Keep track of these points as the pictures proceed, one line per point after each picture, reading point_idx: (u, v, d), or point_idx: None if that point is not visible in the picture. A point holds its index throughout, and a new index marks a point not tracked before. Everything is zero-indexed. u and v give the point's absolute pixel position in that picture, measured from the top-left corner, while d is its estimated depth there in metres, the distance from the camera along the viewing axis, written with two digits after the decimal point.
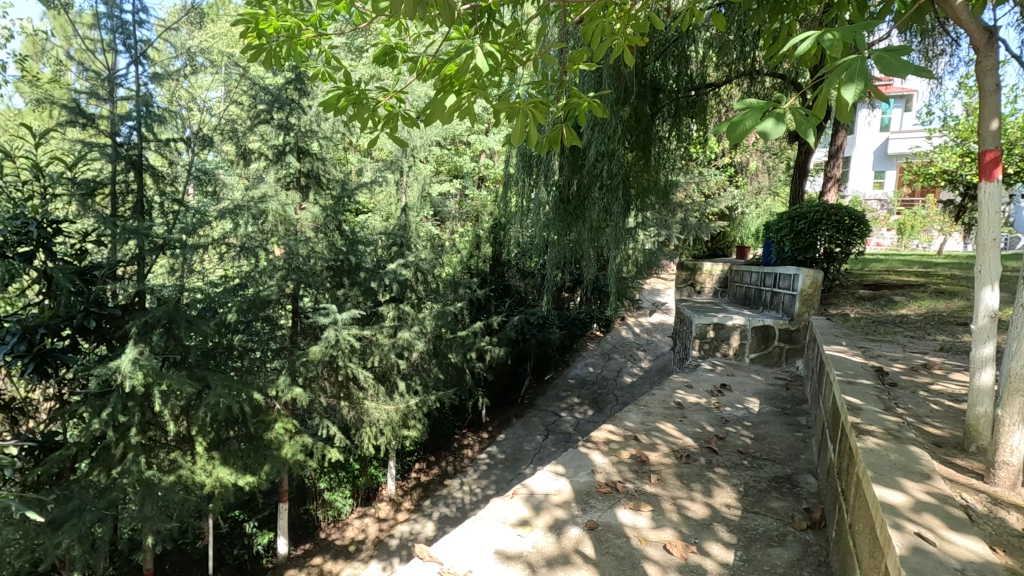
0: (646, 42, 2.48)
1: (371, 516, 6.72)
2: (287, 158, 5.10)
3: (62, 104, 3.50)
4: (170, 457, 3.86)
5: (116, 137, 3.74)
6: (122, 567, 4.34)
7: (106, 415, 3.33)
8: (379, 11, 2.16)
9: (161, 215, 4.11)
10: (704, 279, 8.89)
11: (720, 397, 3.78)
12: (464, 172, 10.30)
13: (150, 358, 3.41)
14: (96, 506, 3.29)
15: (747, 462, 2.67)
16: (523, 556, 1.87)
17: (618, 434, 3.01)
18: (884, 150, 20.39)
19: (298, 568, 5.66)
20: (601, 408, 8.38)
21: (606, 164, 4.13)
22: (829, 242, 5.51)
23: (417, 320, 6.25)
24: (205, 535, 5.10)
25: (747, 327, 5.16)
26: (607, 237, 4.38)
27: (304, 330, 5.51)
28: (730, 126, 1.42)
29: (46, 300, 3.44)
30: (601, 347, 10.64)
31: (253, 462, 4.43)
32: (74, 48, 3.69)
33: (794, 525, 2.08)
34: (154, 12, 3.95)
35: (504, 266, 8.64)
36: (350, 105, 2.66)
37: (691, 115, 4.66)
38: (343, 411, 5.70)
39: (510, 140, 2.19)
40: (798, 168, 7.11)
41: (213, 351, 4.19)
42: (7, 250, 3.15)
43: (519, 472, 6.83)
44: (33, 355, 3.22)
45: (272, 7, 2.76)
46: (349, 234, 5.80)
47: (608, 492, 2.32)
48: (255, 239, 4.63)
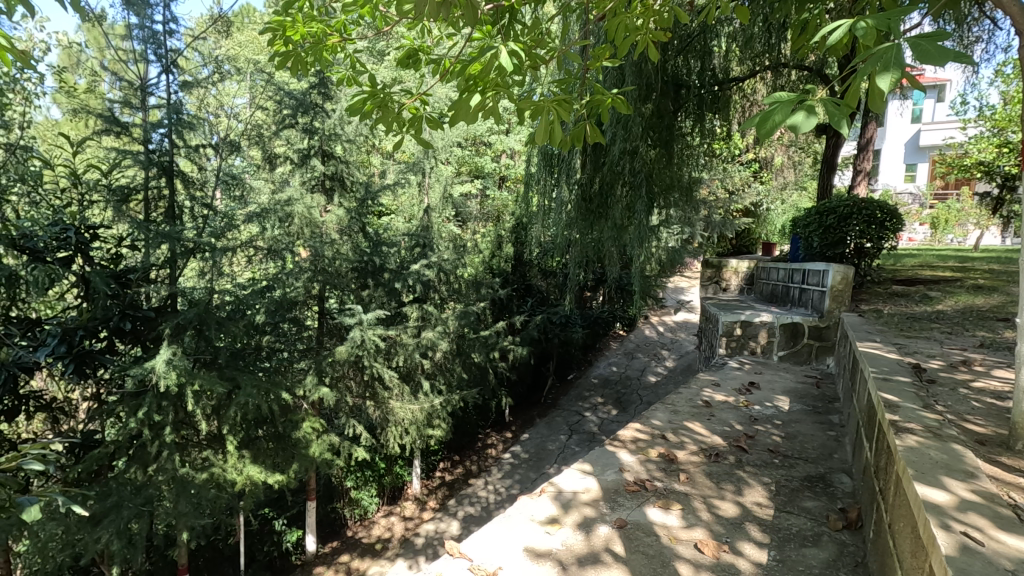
0: (670, 37, 2.42)
1: (396, 515, 6.79)
2: (312, 161, 5.18)
3: (98, 114, 3.64)
4: (202, 455, 3.94)
5: (148, 144, 3.86)
6: (157, 563, 4.47)
7: (141, 414, 3.42)
8: (403, 15, 2.17)
9: (191, 219, 4.16)
10: (730, 276, 8.74)
11: (748, 396, 3.72)
12: (485, 172, 10.31)
13: (183, 358, 3.49)
14: (134, 502, 3.40)
15: (779, 461, 2.62)
16: (553, 554, 1.86)
17: (645, 433, 2.98)
18: (916, 142, 19.81)
19: (326, 566, 5.75)
20: (625, 407, 8.31)
21: (628, 162, 4.09)
22: (859, 237, 5.36)
23: (441, 320, 6.31)
24: (236, 532, 5.21)
25: (776, 325, 5.07)
26: (630, 235, 4.34)
27: (330, 330, 5.61)
28: (760, 120, 1.39)
29: (84, 303, 3.60)
30: (624, 346, 10.56)
31: (282, 461, 4.51)
32: (108, 59, 3.79)
33: (829, 525, 2.03)
34: (184, 22, 4.03)
35: (526, 266, 8.67)
36: (375, 109, 2.70)
37: (715, 111, 4.58)
38: (368, 411, 5.77)
39: (533, 139, 2.18)
40: (826, 161, 6.94)
41: (243, 352, 4.27)
42: (47, 255, 3.34)
43: (543, 472, 6.82)
44: (73, 355, 3.38)
45: (299, 14, 2.81)
46: (373, 236, 5.88)
47: (636, 491, 2.31)
48: (281, 241, 4.73)
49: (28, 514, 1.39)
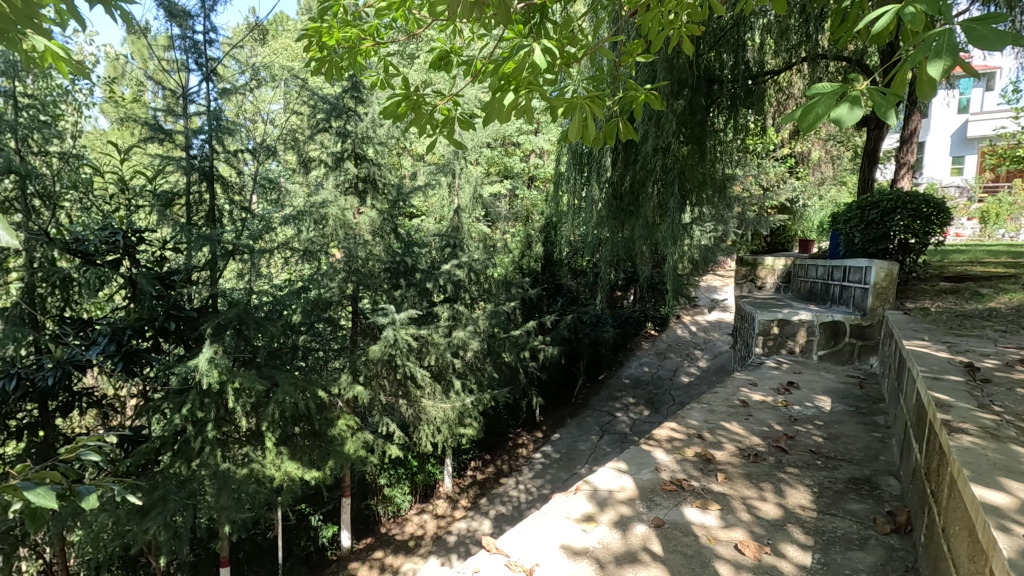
0: (705, 30, 2.35)
1: (428, 513, 6.85)
2: (345, 164, 5.26)
3: (143, 123, 3.80)
4: (243, 451, 4.04)
5: (190, 150, 3.98)
6: (201, 554, 4.62)
7: (185, 411, 3.55)
8: (436, 16, 2.18)
9: (231, 222, 4.28)
10: (765, 275, 8.53)
11: (787, 396, 3.62)
12: (514, 172, 10.32)
13: (224, 356, 3.61)
14: (179, 495, 3.53)
15: (821, 463, 2.55)
16: (590, 551, 1.86)
17: (681, 433, 2.93)
18: (963, 133, 18.98)
19: (361, 562, 5.85)
20: (657, 408, 8.21)
21: (660, 159, 4.04)
22: (904, 232, 5.16)
23: (471, 319, 6.37)
24: (275, 526, 5.36)
25: (815, 323, 4.94)
26: (662, 232, 4.29)
27: (363, 330, 5.70)
28: (801, 113, 1.34)
29: (131, 304, 3.83)
30: (655, 346, 10.45)
31: (318, 457, 4.60)
32: (151, 69, 3.94)
33: (876, 529, 1.97)
34: (223, 31, 4.12)
35: (555, 266, 8.66)
36: (408, 112, 2.73)
37: (749, 106, 4.49)
38: (401, 409, 5.85)
39: (567, 137, 2.16)
40: (867, 154, 6.71)
41: (280, 351, 4.39)
42: (98, 258, 3.62)
43: (575, 472, 6.80)
44: (122, 354, 3.58)
45: (334, 19, 2.88)
46: (405, 237, 5.95)
47: (674, 490, 2.28)
48: (316, 243, 4.84)
49: (89, 502, 1.45)
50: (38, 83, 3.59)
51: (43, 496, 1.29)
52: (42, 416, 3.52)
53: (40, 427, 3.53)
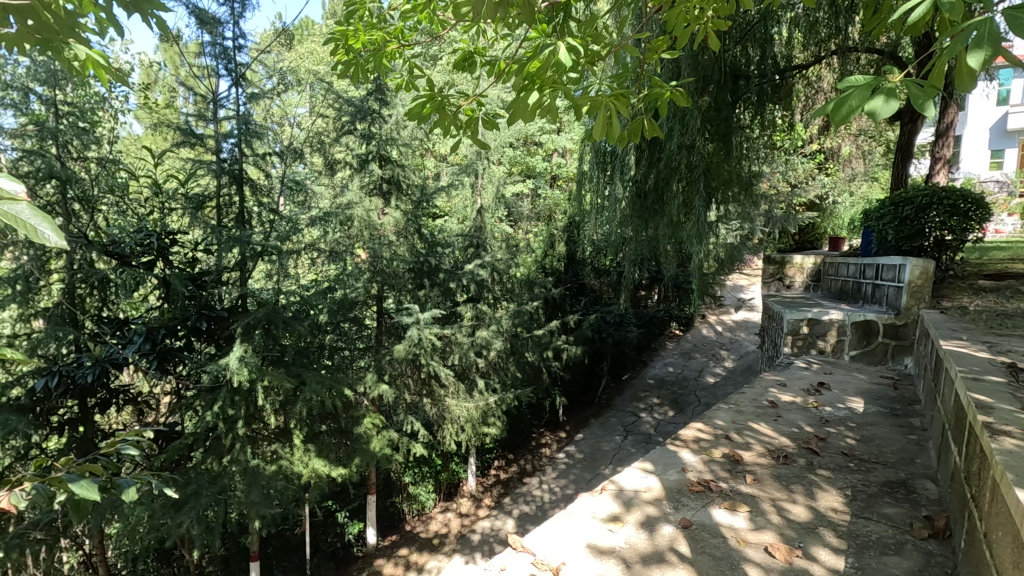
0: (732, 25, 2.31)
1: (452, 511, 6.90)
2: (370, 166, 5.33)
3: (176, 128, 3.91)
4: (272, 448, 4.12)
5: (220, 154, 4.07)
6: (232, 548, 4.73)
7: (216, 408, 3.64)
8: (461, 17, 2.19)
9: (260, 224, 4.37)
10: (794, 274, 8.35)
11: (818, 397, 3.55)
12: (537, 172, 10.31)
13: (254, 355, 3.69)
14: (211, 490, 3.62)
15: (854, 465, 2.49)
16: (616, 551, 1.85)
17: (707, 433, 2.89)
18: (1003, 125, 18.28)
19: (386, 558, 5.93)
20: (682, 408, 8.11)
21: (685, 157, 3.99)
22: (940, 228, 5.00)
23: (494, 319, 6.41)
24: (302, 522, 5.45)
25: (846, 323, 4.83)
26: (687, 231, 4.23)
27: (388, 329, 5.77)
28: (833, 106, 1.28)
29: (164, 304, 3.96)
30: (680, 346, 10.34)
31: (345, 455, 4.67)
32: (182, 75, 4.01)
33: (913, 534, 1.91)
34: (251, 37, 4.20)
35: (578, 265, 8.64)
36: (433, 112, 2.75)
37: (777, 100, 4.40)
38: (425, 408, 5.90)
39: (592, 135, 2.15)
40: (900, 149, 6.52)
41: (308, 350, 4.47)
42: (133, 259, 3.75)
43: (598, 472, 6.77)
44: (156, 352, 3.72)
45: (360, 22, 2.92)
46: (428, 237, 6.00)
47: (701, 491, 2.25)
48: (342, 244, 4.90)
49: (128, 495, 1.50)
50: (76, 91, 3.71)
51: (86, 487, 1.33)
52: (82, 412, 3.65)
53: (79, 422, 3.66)
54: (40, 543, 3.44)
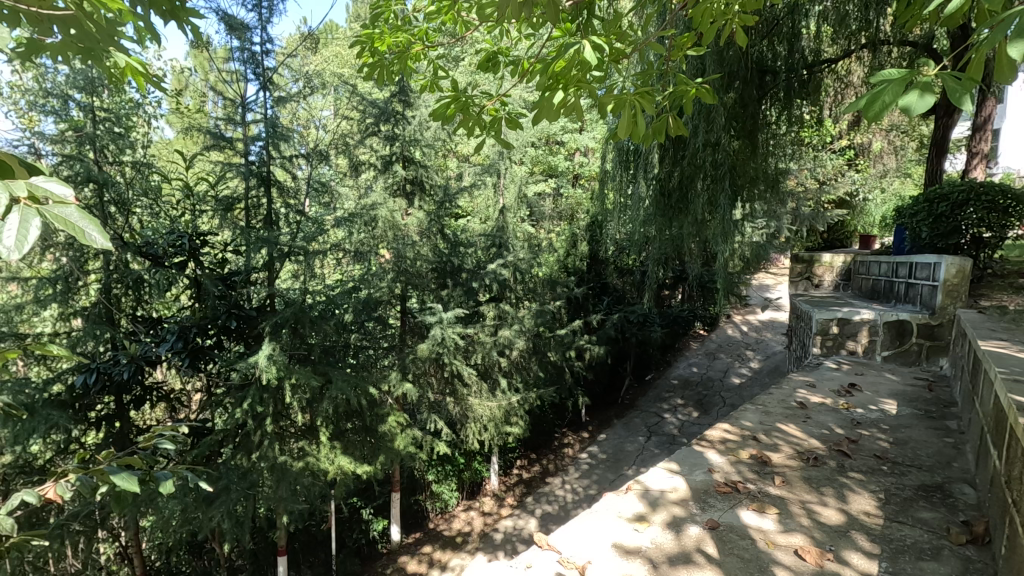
0: (759, 20, 2.27)
1: (475, 509, 6.94)
2: (394, 167, 5.40)
3: (206, 132, 4.01)
4: (299, 445, 4.20)
5: (249, 156, 4.16)
6: (261, 542, 4.84)
7: (246, 405, 3.72)
8: (485, 18, 2.20)
9: (287, 225, 4.46)
10: (823, 272, 8.17)
11: (849, 398, 3.47)
12: (559, 171, 10.29)
13: (282, 354, 3.76)
14: (241, 486, 3.71)
15: (887, 468, 2.43)
16: (642, 551, 1.84)
17: (734, 433, 2.86)
18: None
19: (410, 556, 5.99)
20: (707, 410, 8.00)
21: (710, 154, 3.93)
22: (978, 226, 4.82)
23: (517, 318, 6.43)
24: (328, 518, 5.55)
25: (878, 323, 4.72)
26: (712, 230, 4.17)
27: (412, 328, 5.84)
28: (865, 102, 1.23)
29: (196, 304, 4.07)
30: (705, 346, 10.23)
31: (370, 452, 4.74)
32: (212, 80, 4.16)
33: (950, 539, 1.86)
34: (278, 41, 4.28)
35: (601, 265, 8.60)
36: (457, 113, 2.76)
37: (805, 96, 4.32)
38: (448, 407, 5.94)
39: (618, 134, 2.13)
40: (935, 144, 6.33)
41: (334, 349, 4.54)
42: (166, 260, 3.87)
43: (621, 473, 6.73)
44: (188, 350, 3.82)
45: (385, 25, 2.96)
46: (451, 237, 6.05)
47: (728, 492, 2.22)
48: (366, 245, 4.96)
49: (165, 486, 1.55)
50: (112, 97, 3.83)
51: (126, 479, 1.38)
52: (118, 408, 3.78)
53: (115, 418, 3.78)
54: (79, 534, 3.57)
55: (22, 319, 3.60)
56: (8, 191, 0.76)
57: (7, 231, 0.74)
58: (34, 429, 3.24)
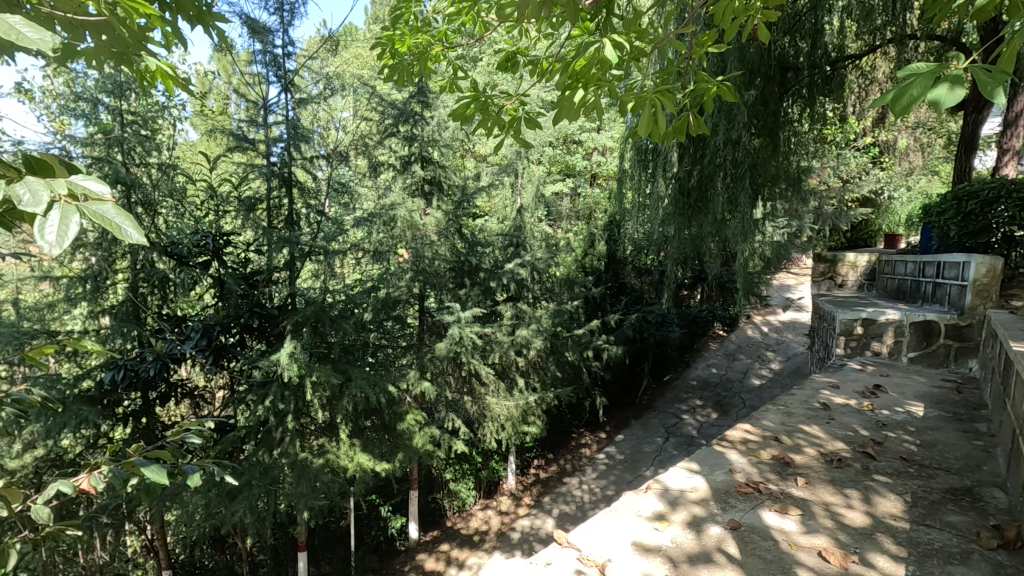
0: (783, 17, 2.23)
1: (493, 509, 6.95)
2: (413, 167, 5.45)
3: (229, 134, 4.08)
4: (319, 442, 4.24)
5: (270, 158, 4.22)
6: (282, 537, 4.91)
7: (268, 402, 3.79)
8: (505, 18, 2.19)
9: (308, 225, 4.51)
10: (847, 271, 8.02)
11: (874, 400, 3.40)
12: (577, 171, 10.26)
13: (303, 352, 3.81)
14: (262, 481, 3.76)
15: (914, 471, 2.38)
16: (662, 550, 1.83)
17: (755, 434, 2.83)
18: None
19: (428, 553, 6.02)
20: (726, 411, 7.91)
21: (730, 152, 3.88)
22: (1008, 223, 4.68)
23: (535, 317, 6.44)
24: (348, 515, 5.61)
25: (905, 323, 4.62)
26: (732, 229, 4.12)
27: (430, 327, 5.89)
28: (891, 96, 1.18)
29: (219, 303, 4.15)
30: (724, 346, 10.12)
31: (388, 449, 4.77)
32: (234, 83, 4.22)
33: (979, 543, 1.82)
34: (299, 44, 4.33)
35: (619, 264, 8.56)
36: (477, 113, 2.77)
37: (828, 93, 4.25)
38: (466, 406, 5.97)
39: (638, 132, 2.12)
40: (964, 140, 6.15)
41: (353, 347, 4.59)
42: (191, 260, 3.95)
43: (639, 474, 6.69)
44: (212, 348, 3.90)
45: (406, 26, 2.98)
46: (469, 237, 6.08)
47: (750, 493, 2.19)
48: (385, 245, 5.00)
49: (193, 480, 1.59)
50: (140, 101, 3.93)
51: (156, 472, 1.42)
52: (144, 405, 3.87)
53: (142, 414, 3.88)
54: (107, 527, 3.66)
55: (54, 316, 3.73)
56: (50, 190, 0.80)
57: (50, 227, 0.78)
58: (65, 424, 3.35)
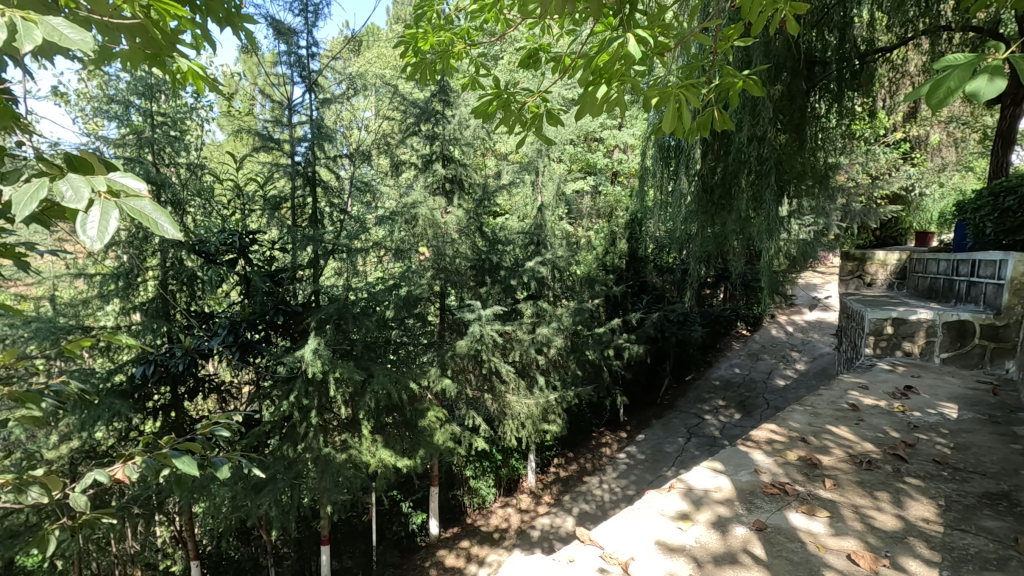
0: (811, 9, 2.18)
1: (513, 506, 6.96)
2: (434, 166, 5.50)
3: (255, 134, 4.16)
4: (342, 438, 4.29)
5: (295, 157, 4.28)
6: (305, 530, 4.99)
7: (293, 398, 3.86)
8: (528, 15, 2.18)
9: (331, 224, 4.56)
10: (876, 270, 7.83)
11: (905, 401, 3.32)
12: (598, 168, 10.20)
13: (326, 348, 3.86)
14: (287, 475, 3.83)
15: (948, 474, 2.31)
16: (686, 550, 1.81)
17: (781, 434, 2.78)
18: None
19: (448, 550, 6.06)
20: (749, 411, 7.79)
21: (756, 148, 3.80)
22: None
23: (555, 316, 6.44)
24: (370, 510, 5.68)
25: (937, 323, 4.49)
26: (756, 227, 4.05)
27: (450, 325, 5.93)
28: (926, 89, 1.13)
29: (246, 300, 4.23)
30: (748, 346, 9.98)
31: (410, 446, 4.81)
32: (260, 84, 4.29)
33: (1017, 549, 1.76)
34: (323, 44, 4.38)
35: (640, 263, 8.49)
36: (499, 110, 2.77)
37: (857, 88, 4.14)
38: (486, 403, 5.99)
39: (661, 129, 2.09)
40: (1001, 135, 5.92)
41: (375, 344, 4.64)
42: (218, 258, 4.03)
43: (659, 474, 6.64)
44: (238, 344, 3.99)
45: (429, 24, 3.00)
46: (490, 235, 6.10)
47: (775, 494, 2.16)
48: (407, 243, 5.04)
49: (221, 472, 1.62)
50: (170, 102, 4.02)
51: (187, 463, 1.46)
52: (173, 399, 3.97)
53: (171, 408, 3.98)
54: (139, 517, 3.76)
55: (88, 312, 3.85)
56: (90, 186, 0.82)
57: (91, 222, 0.80)
58: (99, 417, 3.46)
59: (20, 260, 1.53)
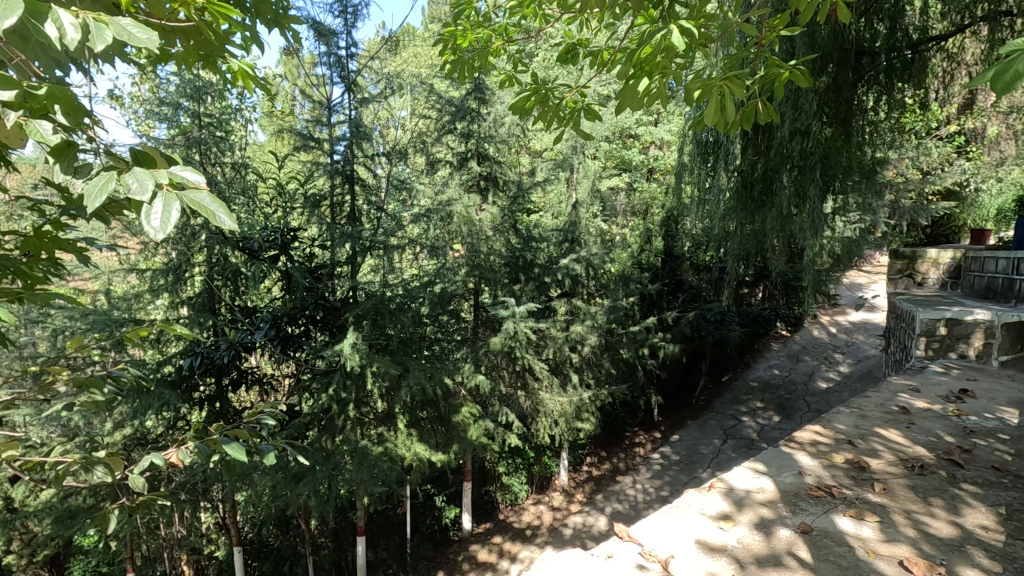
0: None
1: (545, 504, 6.95)
2: (469, 163, 5.52)
3: (296, 133, 4.25)
4: (379, 431, 4.36)
5: (334, 156, 4.36)
6: (342, 520, 5.11)
7: (331, 391, 3.96)
8: (567, 10, 2.15)
9: (369, 221, 4.63)
10: (927, 269, 7.49)
11: (961, 405, 3.18)
12: (633, 165, 10.07)
13: (364, 343, 3.92)
14: (326, 466, 3.93)
15: (1009, 482, 2.20)
16: (728, 550, 1.78)
17: (827, 436, 2.70)
18: None
19: (481, 545, 6.11)
20: (789, 414, 7.57)
21: (799, 143, 3.69)
22: None
23: (589, 313, 6.42)
24: (404, 502, 5.77)
25: (996, 324, 4.29)
26: (799, 224, 3.93)
27: (485, 322, 5.96)
28: (992, 73, 1.02)
29: (286, 295, 4.34)
30: (788, 348, 9.71)
31: (444, 440, 4.86)
32: (300, 85, 4.38)
33: None
34: (361, 45, 4.44)
35: (677, 261, 8.34)
36: (536, 106, 2.76)
37: (908, 78, 3.96)
38: (519, 400, 6.02)
39: (703, 122, 2.04)
40: None
41: (411, 339, 4.70)
42: (261, 254, 4.16)
43: (695, 476, 6.53)
44: (280, 338, 4.11)
45: (467, 21, 3.00)
46: (524, 233, 6.10)
47: (822, 497, 2.10)
48: (442, 240, 5.08)
49: (268, 458, 1.67)
50: (216, 104, 4.16)
51: (236, 449, 1.51)
52: (218, 390, 4.12)
53: (216, 399, 4.13)
54: (187, 502, 3.93)
55: (140, 305, 4.04)
56: (154, 179, 0.86)
57: (154, 214, 0.84)
58: (150, 406, 3.63)
59: (82, 254, 1.61)
